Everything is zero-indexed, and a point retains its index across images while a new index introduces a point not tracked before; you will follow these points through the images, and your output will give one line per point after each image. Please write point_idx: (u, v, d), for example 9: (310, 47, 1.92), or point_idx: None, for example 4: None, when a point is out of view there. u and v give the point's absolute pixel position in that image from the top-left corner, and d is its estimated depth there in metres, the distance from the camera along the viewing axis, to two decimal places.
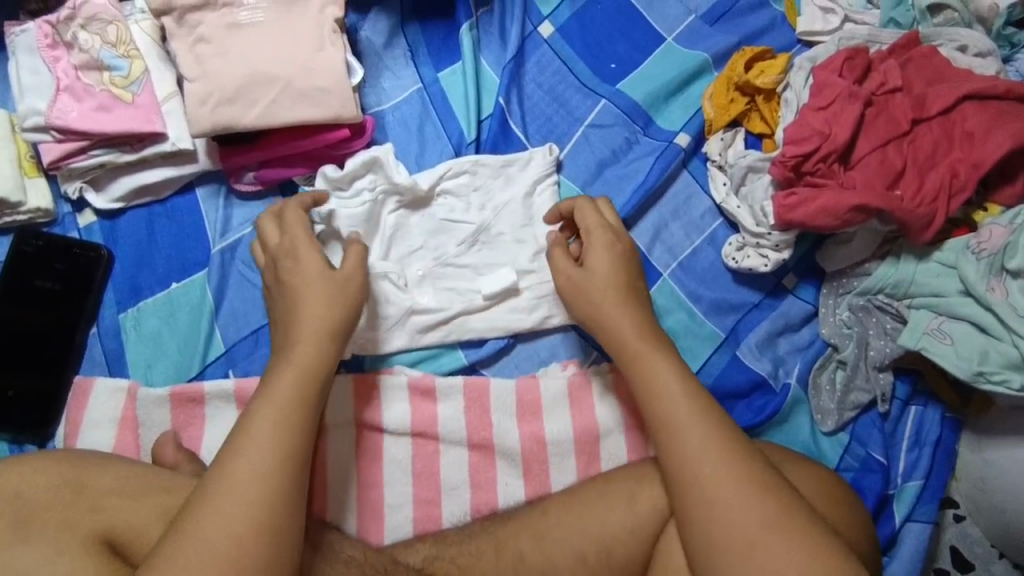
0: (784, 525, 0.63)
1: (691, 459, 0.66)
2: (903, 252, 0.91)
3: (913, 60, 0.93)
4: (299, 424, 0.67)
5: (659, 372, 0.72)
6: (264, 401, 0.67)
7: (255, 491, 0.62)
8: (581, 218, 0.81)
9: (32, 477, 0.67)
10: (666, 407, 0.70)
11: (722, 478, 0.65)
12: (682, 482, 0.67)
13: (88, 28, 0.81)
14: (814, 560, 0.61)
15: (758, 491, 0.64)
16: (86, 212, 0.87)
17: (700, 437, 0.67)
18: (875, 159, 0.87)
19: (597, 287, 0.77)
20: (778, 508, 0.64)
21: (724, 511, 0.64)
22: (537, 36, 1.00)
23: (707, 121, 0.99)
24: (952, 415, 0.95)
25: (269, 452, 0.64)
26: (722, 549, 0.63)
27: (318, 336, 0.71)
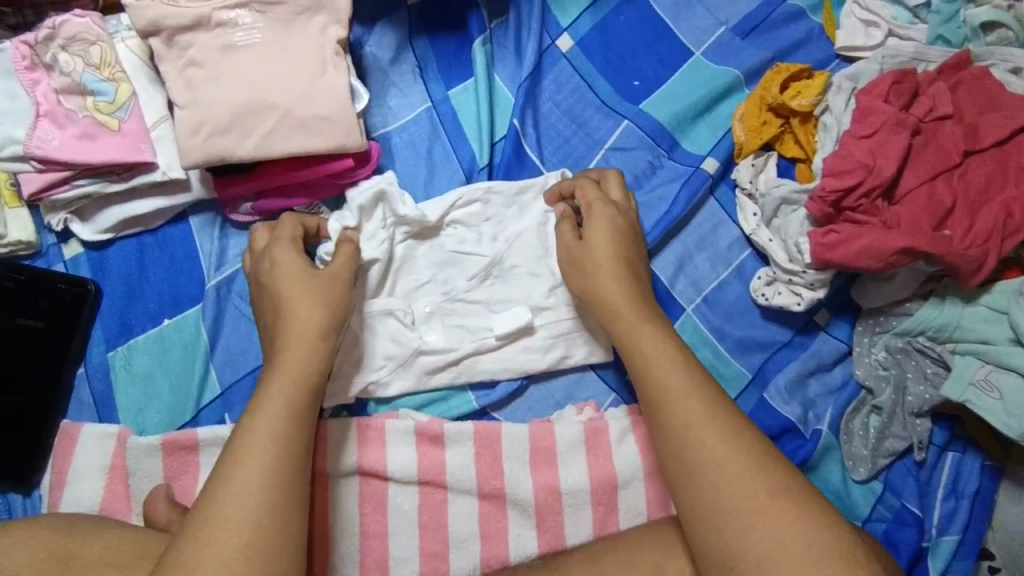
0: (789, 492, 0.63)
1: (693, 426, 0.66)
2: (949, 293, 0.85)
3: (964, 83, 0.85)
4: (297, 423, 0.64)
5: (655, 346, 0.72)
6: (267, 413, 0.63)
7: (261, 497, 0.59)
8: (581, 193, 0.82)
9: (17, 548, 0.63)
10: (663, 376, 0.70)
11: (729, 445, 0.65)
12: (686, 453, 0.66)
13: (69, 48, 0.75)
14: (821, 528, 0.61)
15: (762, 458, 0.64)
16: (71, 243, 0.81)
17: (699, 405, 0.67)
18: (923, 194, 0.80)
19: (599, 262, 0.78)
20: (781, 475, 0.64)
21: (732, 477, 0.63)
22: (555, 50, 0.93)
23: (737, 144, 0.92)
24: (991, 463, 0.89)
25: (270, 453, 0.61)
26: (727, 513, 0.62)
27: (311, 340, 0.69)
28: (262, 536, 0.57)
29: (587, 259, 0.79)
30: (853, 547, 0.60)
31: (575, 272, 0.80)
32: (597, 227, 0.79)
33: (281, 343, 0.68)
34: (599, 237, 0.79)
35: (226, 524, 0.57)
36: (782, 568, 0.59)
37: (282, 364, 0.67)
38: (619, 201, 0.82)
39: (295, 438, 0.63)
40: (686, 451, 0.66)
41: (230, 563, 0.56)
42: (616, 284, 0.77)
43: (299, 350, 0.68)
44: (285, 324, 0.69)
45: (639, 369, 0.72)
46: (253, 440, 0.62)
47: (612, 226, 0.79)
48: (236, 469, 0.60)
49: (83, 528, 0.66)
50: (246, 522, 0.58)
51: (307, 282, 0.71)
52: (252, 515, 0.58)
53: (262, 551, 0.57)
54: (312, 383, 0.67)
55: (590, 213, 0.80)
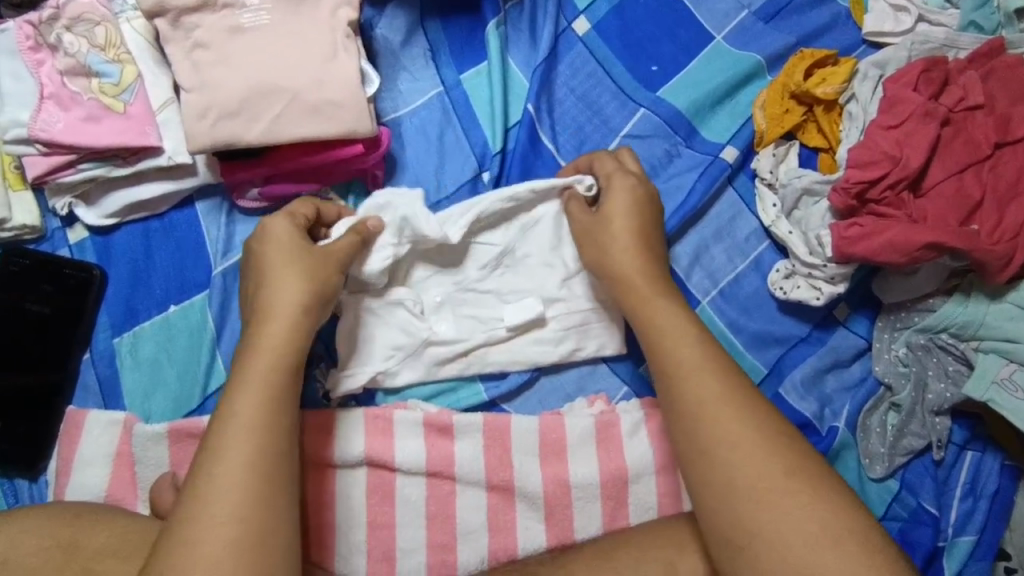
0: (803, 471, 0.62)
1: (708, 402, 0.65)
2: (974, 290, 0.83)
3: (996, 71, 0.82)
4: (282, 397, 0.63)
5: (675, 321, 0.71)
6: (248, 394, 0.62)
7: (243, 476, 0.59)
8: (599, 165, 0.81)
9: (22, 538, 0.63)
10: (678, 353, 0.69)
11: (743, 422, 0.64)
12: (698, 431, 0.65)
13: (74, 29, 0.74)
14: (835, 510, 0.60)
15: (778, 438, 0.63)
16: (77, 227, 0.80)
17: (716, 383, 0.66)
18: (951, 187, 0.78)
19: (614, 234, 0.76)
20: (797, 456, 0.63)
21: (746, 457, 0.62)
22: (572, 34, 0.90)
23: (757, 133, 0.89)
24: (1012, 464, 0.87)
25: (253, 429, 0.61)
26: (738, 492, 0.62)
27: (295, 312, 0.67)
28: (251, 514, 0.57)
29: (602, 231, 0.77)
30: (868, 531, 0.59)
31: (588, 245, 0.78)
32: (616, 200, 0.78)
33: (261, 315, 0.67)
34: (617, 209, 0.77)
35: (214, 505, 0.57)
36: (792, 549, 0.58)
37: (257, 343, 0.65)
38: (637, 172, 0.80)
39: (280, 414, 0.63)
40: (699, 427, 0.65)
41: (220, 547, 0.56)
42: (633, 276, 0.74)
43: (278, 324, 0.66)
44: (268, 295, 0.68)
45: (655, 345, 0.71)
46: (238, 418, 0.61)
47: (632, 195, 0.78)
48: (224, 448, 0.60)
49: (87, 516, 0.66)
50: (233, 501, 0.57)
51: (305, 260, 0.70)
52: (240, 497, 0.58)
53: (251, 528, 0.57)
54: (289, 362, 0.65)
55: (609, 184, 0.79)
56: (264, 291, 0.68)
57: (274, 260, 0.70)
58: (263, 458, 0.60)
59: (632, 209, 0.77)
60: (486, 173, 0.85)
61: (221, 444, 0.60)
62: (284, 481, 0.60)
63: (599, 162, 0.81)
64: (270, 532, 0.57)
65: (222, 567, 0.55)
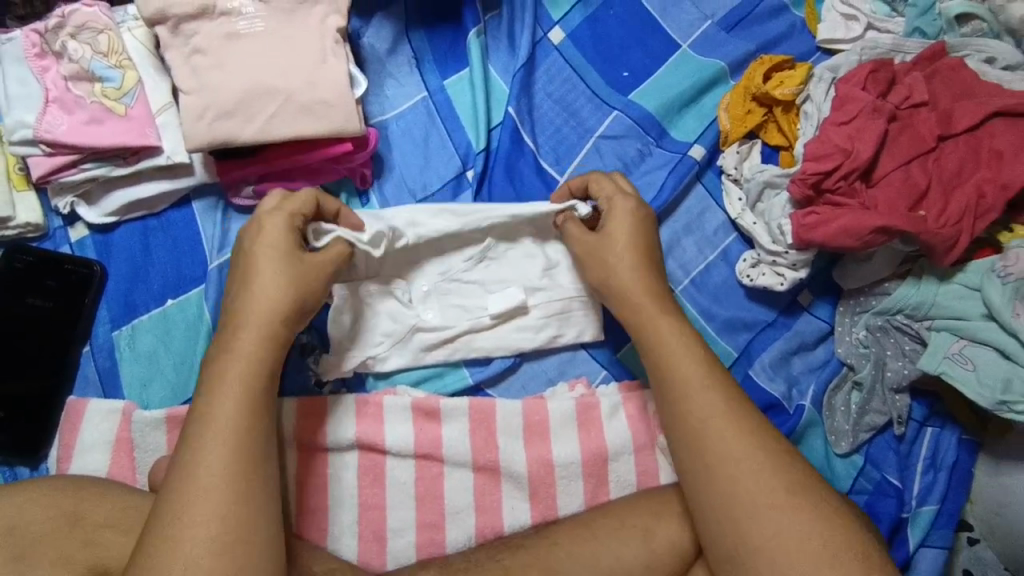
0: (804, 488, 0.66)
1: (711, 421, 0.69)
2: (926, 272, 0.88)
3: (939, 72, 0.89)
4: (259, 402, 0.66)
5: (674, 336, 0.75)
6: (225, 399, 0.65)
7: (229, 477, 0.62)
8: (597, 187, 0.82)
9: (26, 508, 0.67)
10: (679, 373, 0.73)
11: (747, 442, 0.68)
12: (703, 443, 0.69)
13: (78, 37, 0.78)
14: (834, 526, 0.64)
15: (782, 458, 0.68)
16: (78, 226, 0.84)
17: (717, 401, 0.70)
18: (899, 177, 0.84)
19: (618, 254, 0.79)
20: (799, 475, 0.67)
21: (749, 473, 0.67)
22: (548, 43, 0.96)
23: (722, 133, 0.95)
24: (969, 438, 0.93)
25: (230, 433, 0.64)
26: (741, 505, 0.66)
27: (263, 316, 0.69)
28: (229, 512, 0.61)
29: (608, 250, 0.79)
30: (866, 544, 0.64)
31: (593, 265, 0.80)
32: (617, 219, 0.80)
33: (243, 315, 0.69)
34: (617, 227, 0.79)
35: (234, 511, 0.61)
36: (793, 562, 0.63)
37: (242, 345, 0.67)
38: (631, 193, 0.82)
39: (258, 418, 0.65)
40: (703, 440, 0.69)
41: (202, 546, 0.59)
42: (614, 264, 0.79)
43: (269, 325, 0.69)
44: (242, 302, 0.70)
45: (661, 361, 0.74)
46: (218, 421, 0.64)
47: (632, 216, 0.80)
48: (203, 451, 0.63)
49: (90, 491, 0.70)
50: (212, 499, 0.61)
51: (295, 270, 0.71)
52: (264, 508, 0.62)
53: (232, 525, 0.61)
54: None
55: (609, 205, 0.80)
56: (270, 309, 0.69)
57: (264, 266, 0.71)
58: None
59: (637, 229, 0.79)
60: (471, 171, 0.91)
61: (236, 460, 0.63)
62: (261, 482, 0.64)
63: (594, 183, 0.82)
64: (249, 527, 0.61)
65: (206, 559, 0.59)
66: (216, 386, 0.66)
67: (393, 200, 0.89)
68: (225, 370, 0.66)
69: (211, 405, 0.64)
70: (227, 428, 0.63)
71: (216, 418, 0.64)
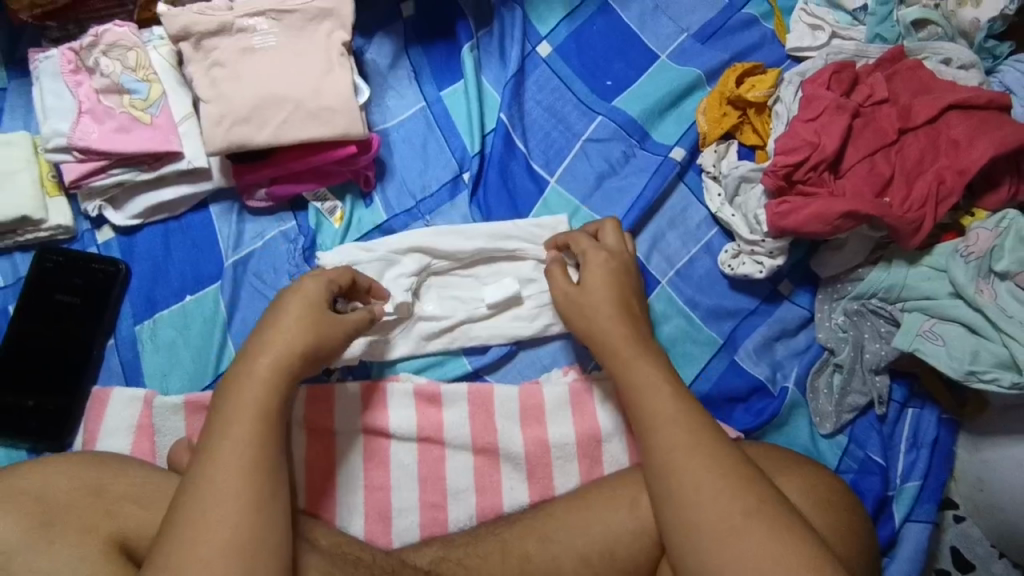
0: (763, 512, 0.67)
1: (679, 449, 0.72)
2: (895, 257, 0.94)
3: (899, 73, 0.96)
4: (269, 432, 0.68)
5: (650, 381, 0.76)
6: (235, 426, 0.67)
7: (234, 500, 0.64)
8: (575, 244, 0.88)
9: (55, 478, 0.72)
10: (654, 402, 0.75)
11: (710, 471, 0.70)
12: (670, 473, 0.71)
13: (109, 54, 0.86)
14: (791, 547, 0.66)
15: (742, 481, 0.69)
16: (104, 228, 0.91)
17: (682, 430, 0.73)
18: (864, 167, 0.91)
19: (596, 305, 0.82)
20: (758, 499, 0.68)
21: (710, 501, 0.68)
22: (536, 56, 1.04)
23: (701, 135, 1.02)
24: (949, 416, 0.97)
25: (240, 459, 0.66)
26: (704, 531, 0.68)
27: (285, 350, 0.71)
28: (237, 534, 0.63)
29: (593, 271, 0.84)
30: (818, 561, 0.65)
31: (573, 314, 0.84)
32: (593, 273, 0.85)
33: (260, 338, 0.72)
34: (594, 279, 0.84)
35: (208, 538, 0.62)
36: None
37: (253, 374, 0.69)
38: (613, 248, 0.88)
39: (266, 447, 0.67)
40: (668, 471, 0.71)
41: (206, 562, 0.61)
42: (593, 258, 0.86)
43: (276, 346, 0.71)
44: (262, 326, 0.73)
45: (632, 394, 0.77)
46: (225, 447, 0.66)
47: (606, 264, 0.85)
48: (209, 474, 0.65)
49: (112, 464, 0.75)
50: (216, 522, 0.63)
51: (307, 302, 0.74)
52: (238, 538, 0.63)
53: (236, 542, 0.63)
54: (268, 416, 0.68)
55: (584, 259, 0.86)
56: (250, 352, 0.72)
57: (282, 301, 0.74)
58: (253, 507, 0.65)
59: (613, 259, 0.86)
60: (467, 173, 0.98)
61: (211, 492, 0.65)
62: (269, 507, 0.65)
63: (573, 241, 0.88)
64: (252, 546, 0.63)
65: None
66: (224, 414, 0.68)
67: (396, 200, 0.96)
68: (234, 399, 0.68)
69: (217, 431, 0.67)
70: (234, 454, 0.66)
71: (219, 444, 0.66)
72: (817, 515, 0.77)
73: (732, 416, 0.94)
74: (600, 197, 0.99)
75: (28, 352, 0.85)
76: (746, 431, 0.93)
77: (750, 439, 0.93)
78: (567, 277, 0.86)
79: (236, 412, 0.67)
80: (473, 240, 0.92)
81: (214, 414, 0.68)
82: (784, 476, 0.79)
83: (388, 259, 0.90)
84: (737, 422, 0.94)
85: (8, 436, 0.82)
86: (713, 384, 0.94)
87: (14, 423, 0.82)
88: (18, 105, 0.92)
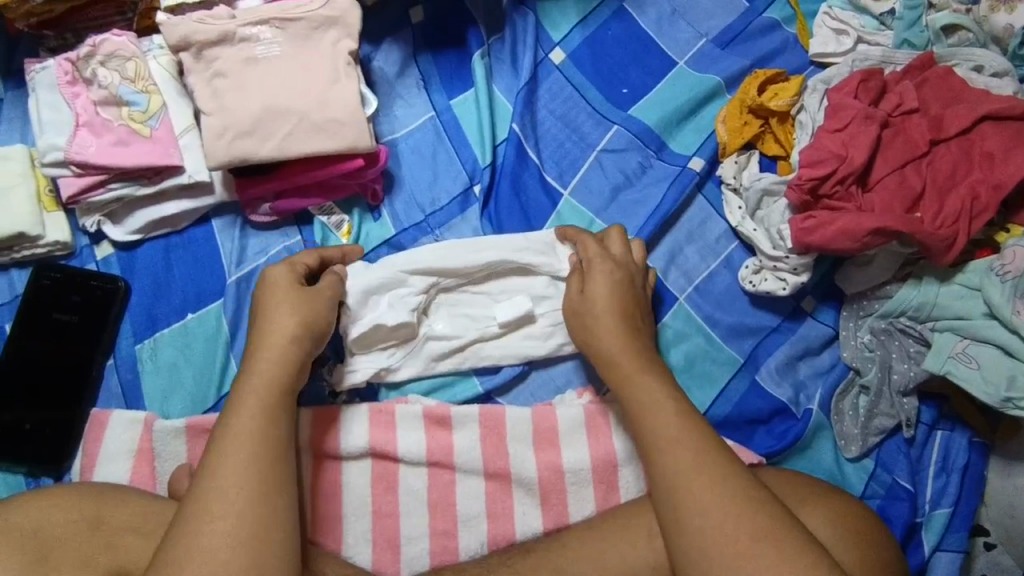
0: (771, 534, 0.64)
1: (683, 470, 0.68)
2: (926, 273, 0.90)
3: (929, 81, 0.92)
4: (268, 449, 0.66)
5: (654, 398, 0.73)
6: (235, 445, 0.66)
7: (233, 521, 0.62)
8: (582, 250, 0.85)
9: (51, 511, 0.69)
10: (656, 421, 0.71)
11: (717, 492, 0.66)
12: (674, 497, 0.67)
13: (108, 64, 0.84)
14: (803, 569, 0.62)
15: (745, 502, 0.66)
16: (103, 244, 0.88)
17: (688, 450, 0.69)
18: (893, 181, 0.87)
19: (598, 315, 0.79)
20: (767, 519, 0.65)
21: (717, 525, 0.65)
22: (549, 63, 1.00)
23: (721, 145, 0.98)
24: (980, 440, 0.92)
25: (240, 479, 0.64)
26: (711, 559, 0.64)
27: (292, 356, 0.72)
28: (234, 556, 0.61)
29: (602, 276, 0.81)
30: None
31: (577, 326, 0.81)
32: (596, 281, 0.81)
33: (254, 347, 0.72)
34: (597, 288, 0.81)
35: (199, 560, 0.61)
36: None
37: (249, 392, 0.69)
38: (619, 258, 0.84)
39: (264, 466, 0.65)
40: (673, 494, 0.68)
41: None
42: (596, 270, 0.82)
43: (275, 358, 0.71)
44: (259, 335, 0.73)
45: (634, 412, 0.73)
46: (225, 468, 0.65)
47: (610, 277, 0.82)
48: (207, 496, 0.64)
49: (111, 494, 0.72)
50: (214, 543, 0.61)
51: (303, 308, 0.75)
52: (227, 567, 0.61)
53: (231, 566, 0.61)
54: (268, 433, 0.67)
55: (589, 266, 0.83)
56: (248, 379, 0.70)
57: (276, 307, 0.74)
58: (251, 528, 0.63)
59: (621, 267, 0.83)
60: (478, 186, 0.94)
61: (200, 520, 0.62)
62: (272, 528, 0.64)
63: (581, 247, 0.85)
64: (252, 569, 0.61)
65: None
66: (224, 433, 0.67)
67: (404, 213, 0.92)
68: (235, 418, 0.67)
69: (215, 449, 0.66)
70: (234, 473, 0.64)
71: (217, 465, 0.65)
72: (836, 544, 0.73)
73: (754, 438, 0.90)
74: (615, 211, 0.95)
75: (24, 373, 0.82)
76: (769, 455, 0.89)
77: (771, 463, 0.89)
78: (580, 281, 0.83)
79: (236, 430, 0.66)
80: (479, 258, 0.87)
81: (217, 435, 0.67)
82: (806, 507, 0.76)
83: (396, 279, 0.85)
84: (759, 444, 0.90)
85: (5, 462, 0.80)
86: (734, 405, 0.91)
87: (11, 447, 0.80)
88: (15, 116, 0.89)
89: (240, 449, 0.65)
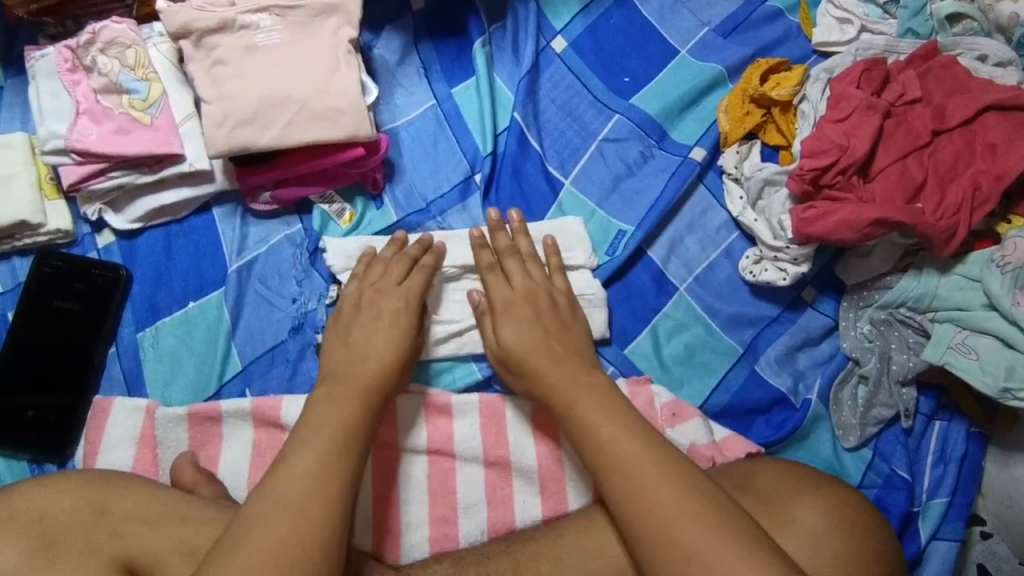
0: (729, 532, 0.64)
1: (636, 476, 0.68)
2: (926, 264, 0.90)
3: (932, 70, 0.91)
4: (354, 459, 0.69)
5: (597, 412, 0.73)
6: (323, 450, 0.68)
7: (319, 523, 0.64)
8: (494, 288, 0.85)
9: (57, 498, 0.70)
10: (606, 431, 0.71)
11: (667, 496, 0.66)
12: (627, 514, 0.67)
13: (107, 52, 0.84)
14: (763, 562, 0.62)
15: (694, 503, 0.65)
16: (104, 232, 0.88)
17: (640, 457, 0.69)
18: (895, 171, 0.87)
19: (515, 357, 0.80)
20: (723, 518, 0.65)
21: (670, 530, 0.64)
22: (550, 51, 1.00)
23: (721, 134, 0.98)
24: (978, 430, 0.93)
25: (329, 483, 0.66)
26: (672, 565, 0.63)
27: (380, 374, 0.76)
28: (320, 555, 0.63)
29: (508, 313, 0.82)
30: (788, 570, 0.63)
31: (505, 371, 0.82)
32: (505, 324, 0.81)
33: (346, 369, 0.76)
34: (507, 330, 0.81)
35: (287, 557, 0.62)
36: None
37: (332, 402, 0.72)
38: (525, 294, 0.83)
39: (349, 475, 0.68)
40: (625, 503, 0.67)
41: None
42: (507, 307, 0.82)
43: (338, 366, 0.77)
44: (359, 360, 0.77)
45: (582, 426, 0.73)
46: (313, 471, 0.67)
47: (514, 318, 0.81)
48: (294, 497, 0.65)
49: (114, 483, 0.72)
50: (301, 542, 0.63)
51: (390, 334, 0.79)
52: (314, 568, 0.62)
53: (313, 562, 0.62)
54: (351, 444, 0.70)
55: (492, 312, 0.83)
56: (336, 396, 0.73)
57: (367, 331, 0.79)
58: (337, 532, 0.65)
59: (533, 302, 0.82)
60: (479, 174, 0.94)
61: (289, 519, 0.63)
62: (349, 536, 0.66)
63: (491, 284, 0.84)
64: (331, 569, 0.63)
65: None
66: (312, 440, 0.69)
67: (404, 201, 0.92)
68: (321, 427, 0.70)
69: (306, 452, 0.68)
70: (322, 477, 0.66)
71: (307, 469, 0.67)
72: (829, 540, 0.73)
73: (752, 428, 0.90)
74: (617, 201, 0.95)
75: (27, 361, 0.83)
76: (767, 444, 0.89)
77: (770, 452, 0.90)
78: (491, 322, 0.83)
79: (323, 437, 0.69)
80: None
81: (303, 442, 0.69)
82: (782, 509, 0.76)
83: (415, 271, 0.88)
84: (757, 434, 0.90)
85: (8, 448, 0.80)
86: (733, 395, 0.91)
87: (15, 433, 0.80)
88: (15, 104, 0.89)
89: (320, 453, 0.68)
